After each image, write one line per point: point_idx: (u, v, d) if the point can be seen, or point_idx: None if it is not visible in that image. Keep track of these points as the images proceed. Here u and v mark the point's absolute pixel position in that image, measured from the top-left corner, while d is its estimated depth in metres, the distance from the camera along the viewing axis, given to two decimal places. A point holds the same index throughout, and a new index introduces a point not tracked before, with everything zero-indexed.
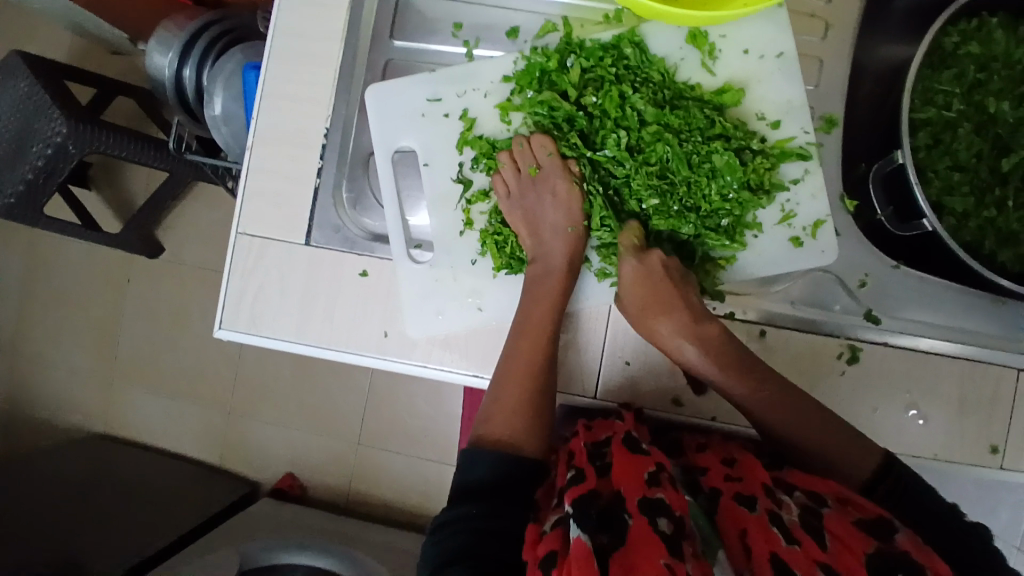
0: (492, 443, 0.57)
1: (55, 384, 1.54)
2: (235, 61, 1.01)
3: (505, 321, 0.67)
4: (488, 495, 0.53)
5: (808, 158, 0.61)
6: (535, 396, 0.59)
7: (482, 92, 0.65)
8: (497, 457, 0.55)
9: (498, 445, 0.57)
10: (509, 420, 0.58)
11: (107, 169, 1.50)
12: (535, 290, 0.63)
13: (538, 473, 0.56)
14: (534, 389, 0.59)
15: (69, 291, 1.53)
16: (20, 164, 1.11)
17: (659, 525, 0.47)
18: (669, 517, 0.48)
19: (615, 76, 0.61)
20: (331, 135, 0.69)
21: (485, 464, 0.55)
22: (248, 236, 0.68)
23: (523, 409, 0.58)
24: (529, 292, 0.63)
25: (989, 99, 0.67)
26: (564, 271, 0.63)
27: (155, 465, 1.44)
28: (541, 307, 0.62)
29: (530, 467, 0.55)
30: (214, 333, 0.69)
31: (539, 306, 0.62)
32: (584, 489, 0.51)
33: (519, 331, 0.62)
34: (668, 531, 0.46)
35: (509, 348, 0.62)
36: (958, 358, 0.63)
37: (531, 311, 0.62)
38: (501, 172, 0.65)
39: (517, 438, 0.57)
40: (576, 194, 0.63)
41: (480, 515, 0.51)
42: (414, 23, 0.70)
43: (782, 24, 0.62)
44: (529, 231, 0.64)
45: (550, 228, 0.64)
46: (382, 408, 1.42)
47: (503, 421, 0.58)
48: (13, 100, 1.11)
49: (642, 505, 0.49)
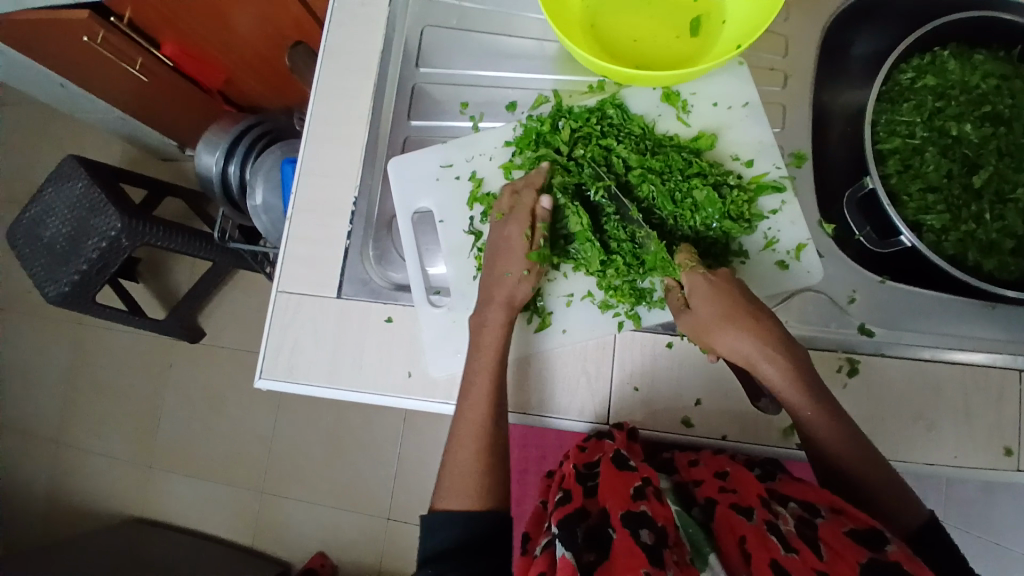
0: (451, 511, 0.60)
1: (96, 471, 1.60)
2: (274, 156, 1.16)
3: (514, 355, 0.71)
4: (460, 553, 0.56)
5: (783, 190, 0.68)
6: (486, 456, 0.62)
7: (488, 156, 0.75)
8: (460, 520, 0.58)
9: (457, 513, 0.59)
10: (462, 488, 0.60)
11: (155, 263, 1.64)
12: (478, 345, 0.66)
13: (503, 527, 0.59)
14: (484, 453, 0.62)
15: (114, 378, 1.62)
16: (76, 258, 1.23)
17: (641, 536, 0.49)
18: (651, 528, 0.50)
19: (600, 132, 0.70)
20: (359, 204, 0.79)
21: (451, 527, 0.58)
22: (286, 293, 0.76)
23: (473, 471, 0.61)
24: (473, 352, 0.66)
25: (950, 123, 0.73)
26: (504, 316, 0.67)
27: (189, 548, 1.45)
28: (483, 358, 0.65)
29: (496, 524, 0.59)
30: (255, 382, 0.75)
31: (483, 362, 0.65)
32: (571, 508, 0.55)
33: (465, 394, 0.64)
34: (649, 541, 0.49)
35: (457, 412, 0.64)
36: (958, 363, 0.66)
37: (475, 375, 0.65)
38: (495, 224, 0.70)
39: (475, 503, 0.59)
40: (524, 246, 0.67)
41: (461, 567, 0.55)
42: (429, 105, 0.82)
43: (744, 79, 0.71)
44: (490, 267, 0.68)
45: (504, 271, 0.67)
46: (410, 478, 1.44)
47: (457, 490, 0.60)
48: (72, 201, 1.25)
49: (626, 519, 0.51)
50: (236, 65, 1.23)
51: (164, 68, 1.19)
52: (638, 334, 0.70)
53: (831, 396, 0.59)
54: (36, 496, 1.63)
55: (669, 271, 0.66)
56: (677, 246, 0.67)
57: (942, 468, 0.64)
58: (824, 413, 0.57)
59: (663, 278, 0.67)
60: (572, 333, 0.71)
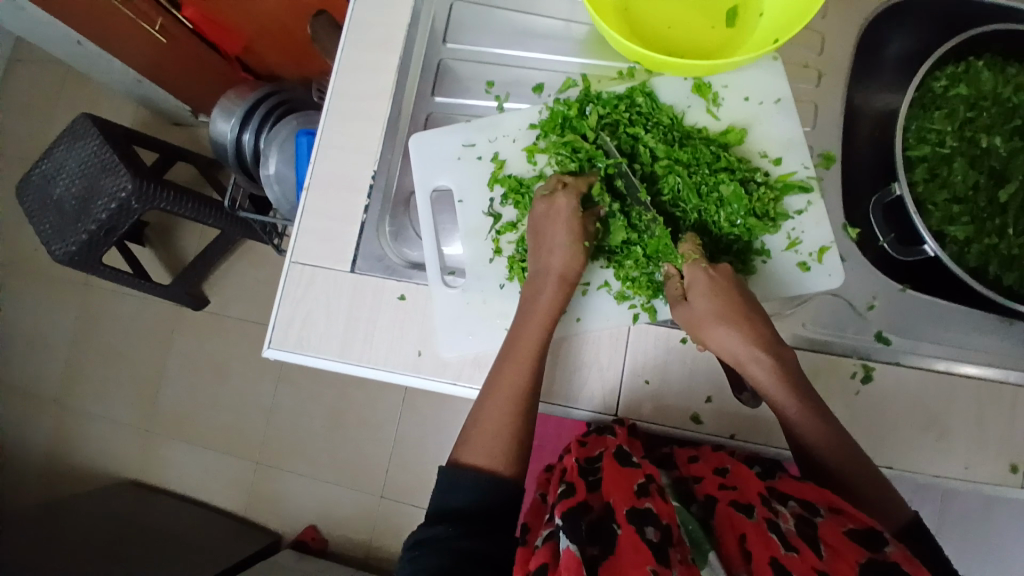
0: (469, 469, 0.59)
1: (95, 432, 1.61)
2: (290, 127, 1.14)
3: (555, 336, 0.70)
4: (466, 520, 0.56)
5: (810, 191, 0.67)
6: (519, 421, 0.61)
7: (511, 138, 0.74)
8: (477, 481, 0.58)
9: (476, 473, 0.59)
10: (488, 446, 0.60)
11: (163, 228, 1.64)
12: (525, 311, 0.65)
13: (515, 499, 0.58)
14: (516, 418, 0.61)
15: (118, 342, 1.62)
16: (84, 219, 1.23)
17: (646, 534, 0.49)
18: (656, 525, 0.50)
19: (628, 120, 0.69)
20: (377, 178, 0.78)
21: (468, 488, 0.58)
22: (299, 265, 0.76)
23: (505, 438, 0.60)
24: (519, 318, 0.66)
25: (980, 134, 0.72)
26: (556, 285, 0.65)
27: (184, 514, 1.46)
28: (531, 324, 0.65)
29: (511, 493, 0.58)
30: (263, 352, 0.75)
31: (528, 327, 0.64)
32: (574, 501, 0.54)
33: (507, 354, 0.64)
34: (655, 539, 0.48)
35: (495, 369, 0.64)
36: (974, 378, 0.65)
37: (519, 337, 0.64)
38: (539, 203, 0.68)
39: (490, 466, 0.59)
40: (577, 222, 0.66)
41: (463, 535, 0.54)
42: (452, 83, 0.81)
43: (777, 74, 0.70)
44: (535, 240, 0.67)
45: (551, 242, 0.66)
46: (407, 459, 1.44)
47: (483, 446, 0.60)
48: (83, 160, 1.24)
49: (630, 515, 0.51)
50: (255, 33, 1.21)
51: (184, 30, 1.19)
52: (652, 327, 0.70)
53: (822, 403, 0.60)
54: (34, 453, 1.63)
55: (672, 258, 0.66)
56: (683, 234, 0.67)
57: (949, 481, 0.63)
58: (811, 416, 0.58)
59: (664, 265, 0.67)
60: (588, 322, 0.70)
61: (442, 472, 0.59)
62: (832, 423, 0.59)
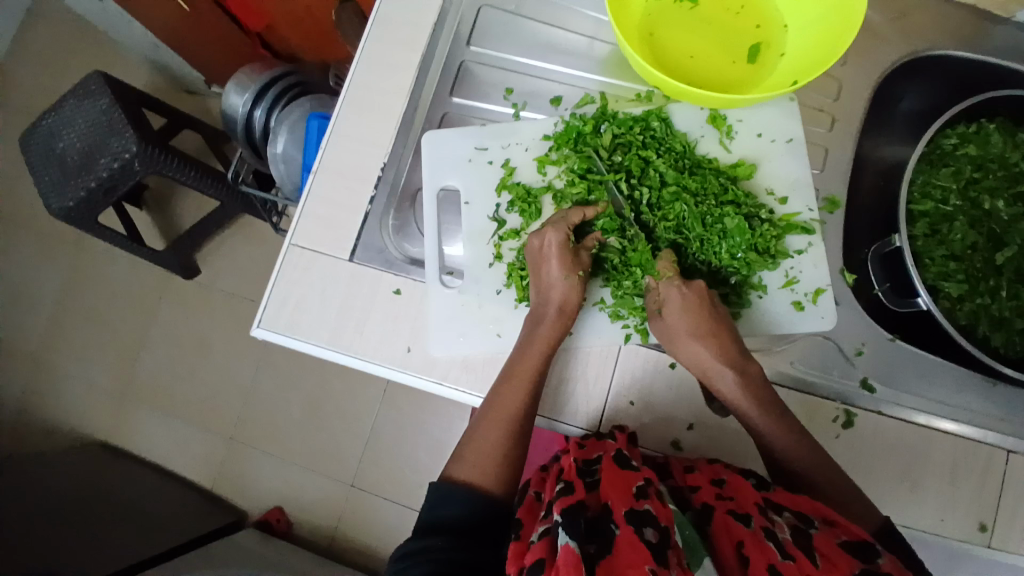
0: (460, 483, 0.62)
1: (70, 390, 1.59)
2: (303, 109, 1.14)
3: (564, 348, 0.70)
4: (456, 533, 0.58)
5: (812, 232, 0.68)
6: (512, 448, 0.64)
7: (524, 146, 0.74)
8: (468, 496, 0.60)
9: (467, 489, 0.61)
10: (482, 462, 0.62)
11: (162, 194, 1.62)
12: (533, 331, 0.67)
13: (502, 517, 0.61)
14: (511, 438, 0.64)
15: (103, 303, 1.61)
16: (85, 174, 1.21)
17: (645, 534, 0.49)
18: (655, 527, 0.50)
19: (641, 143, 0.70)
20: (386, 171, 0.78)
21: (456, 501, 0.60)
22: (299, 247, 0.75)
23: (495, 457, 0.63)
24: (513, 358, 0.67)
25: (983, 197, 0.73)
26: (555, 318, 0.66)
27: (150, 483, 1.45)
28: (533, 354, 0.66)
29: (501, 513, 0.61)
30: (252, 330, 0.74)
31: (529, 354, 0.66)
32: (573, 500, 0.55)
33: (506, 378, 0.65)
34: (654, 540, 0.49)
35: (494, 391, 0.66)
36: (951, 434, 0.66)
37: (519, 363, 0.66)
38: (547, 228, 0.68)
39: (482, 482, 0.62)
40: (568, 254, 0.67)
41: (452, 548, 0.56)
42: (471, 86, 0.81)
43: (792, 115, 0.71)
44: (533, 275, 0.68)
45: (547, 276, 0.67)
46: (381, 451, 1.44)
47: (476, 463, 0.63)
48: (92, 117, 1.23)
49: (630, 516, 0.51)
50: (282, 14, 1.21)
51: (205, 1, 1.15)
52: (643, 349, 0.70)
53: (794, 419, 0.63)
54: (4, 405, 1.61)
55: (651, 271, 0.68)
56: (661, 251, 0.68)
57: (917, 532, 0.64)
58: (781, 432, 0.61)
59: (645, 278, 0.68)
60: (581, 336, 0.70)
61: (433, 485, 0.62)
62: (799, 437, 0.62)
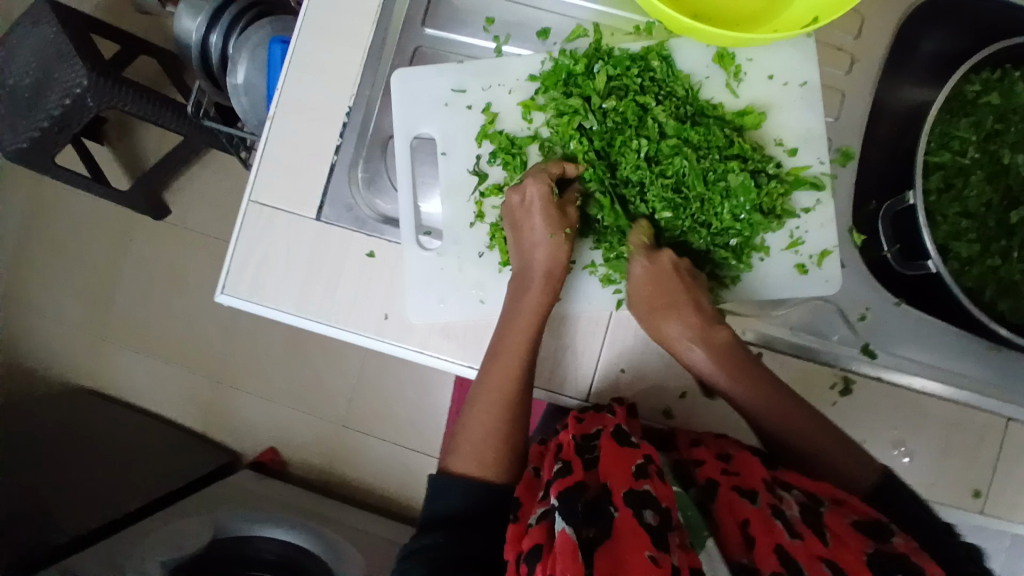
0: (454, 475, 0.59)
1: (45, 335, 1.54)
2: (263, 33, 1.00)
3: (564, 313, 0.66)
4: (455, 526, 0.56)
5: (821, 189, 0.62)
6: (507, 425, 0.60)
7: (507, 88, 0.66)
8: (467, 486, 0.58)
9: (465, 480, 0.59)
10: (478, 454, 0.60)
11: (122, 126, 1.49)
12: (520, 299, 0.62)
13: (505, 502, 0.59)
14: (504, 418, 0.60)
15: (71, 243, 1.52)
16: (37, 110, 1.09)
17: (645, 518, 0.46)
18: (655, 509, 0.47)
19: (640, 86, 0.62)
20: (353, 115, 0.70)
21: (456, 493, 0.58)
22: (259, 205, 0.69)
23: (492, 444, 0.60)
24: (497, 336, 0.62)
25: (1004, 150, 0.67)
26: (542, 282, 0.62)
27: (138, 425, 1.43)
28: (519, 324, 0.61)
29: (500, 500, 0.58)
30: (215, 297, 0.69)
31: (517, 326, 0.61)
32: (571, 481, 0.51)
33: (494, 353, 0.61)
34: (654, 523, 0.46)
35: (483, 370, 0.62)
36: (950, 400, 0.64)
37: (506, 340, 0.61)
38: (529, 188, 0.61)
39: (482, 473, 0.59)
40: (554, 209, 0.61)
41: (449, 543, 0.54)
42: (445, 13, 0.71)
43: (810, 54, 0.63)
44: (512, 232, 0.63)
45: (530, 235, 0.62)
46: (370, 392, 1.42)
47: (471, 455, 0.60)
48: (38, 46, 1.10)
49: (629, 497, 0.48)
50: None
51: None
52: (635, 316, 0.66)
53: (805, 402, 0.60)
54: None
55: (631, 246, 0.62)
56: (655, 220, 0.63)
57: None
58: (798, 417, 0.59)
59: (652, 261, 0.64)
60: (571, 303, 0.66)
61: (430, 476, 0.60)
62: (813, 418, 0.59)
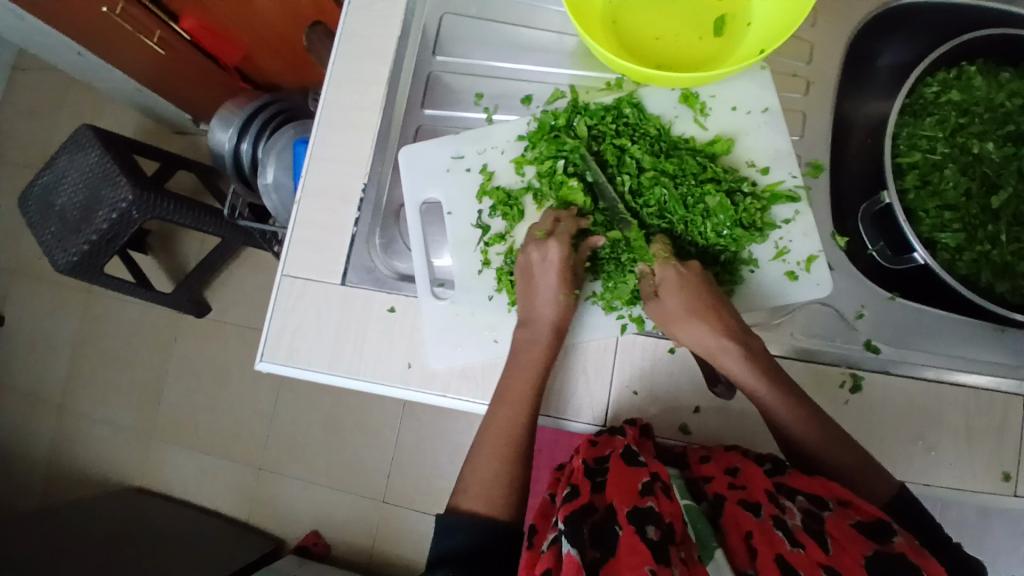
0: (465, 514, 0.61)
1: (98, 438, 1.62)
2: (287, 136, 1.13)
3: (575, 344, 0.70)
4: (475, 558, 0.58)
5: (797, 200, 0.67)
6: (510, 464, 0.63)
7: (499, 149, 0.74)
8: (475, 525, 0.60)
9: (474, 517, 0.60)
10: (486, 493, 0.61)
11: (165, 235, 1.64)
12: (517, 356, 0.66)
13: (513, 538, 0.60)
14: (510, 460, 0.63)
15: (120, 348, 1.63)
16: (86, 227, 1.21)
17: (647, 533, 0.48)
18: (657, 524, 0.49)
19: (615, 131, 0.69)
20: (368, 191, 0.78)
21: (474, 531, 0.59)
22: (291, 277, 0.76)
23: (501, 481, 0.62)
24: (502, 385, 0.66)
25: (972, 141, 0.72)
26: (550, 340, 0.66)
27: (186, 518, 1.46)
28: (525, 372, 0.65)
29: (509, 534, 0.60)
30: (256, 364, 0.75)
31: (518, 371, 0.66)
32: (577, 505, 0.53)
33: (500, 399, 0.65)
34: (655, 537, 0.48)
35: (489, 413, 0.66)
36: (965, 386, 0.65)
37: (511, 382, 0.65)
38: (530, 253, 0.68)
39: (490, 511, 0.61)
40: (567, 272, 0.66)
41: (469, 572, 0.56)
42: (441, 92, 0.80)
43: (765, 83, 0.70)
44: (524, 286, 0.68)
45: (541, 292, 0.67)
46: (406, 464, 1.44)
47: (480, 493, 0.62)
48: (84, 168, 1.23)
49: (632, 515, 0.50)
50: (254, 42, 1.18)
51: (182, 42, 1.16)
52: (640, 337, 0.70)
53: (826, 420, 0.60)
54: (37, 458, 1.64)
55: (645, 257, 0.66)
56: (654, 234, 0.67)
57: (939, 491, 0.63)
58: (819, 431, 0.59)
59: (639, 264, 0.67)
60: (577, 334, 0.70)
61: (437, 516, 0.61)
62: (830, 430, 0.59)
